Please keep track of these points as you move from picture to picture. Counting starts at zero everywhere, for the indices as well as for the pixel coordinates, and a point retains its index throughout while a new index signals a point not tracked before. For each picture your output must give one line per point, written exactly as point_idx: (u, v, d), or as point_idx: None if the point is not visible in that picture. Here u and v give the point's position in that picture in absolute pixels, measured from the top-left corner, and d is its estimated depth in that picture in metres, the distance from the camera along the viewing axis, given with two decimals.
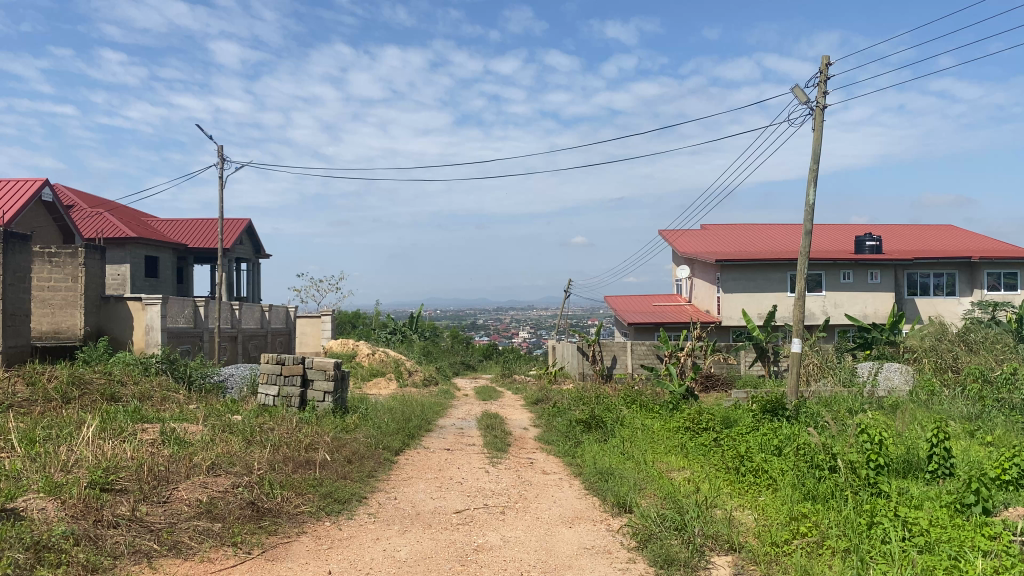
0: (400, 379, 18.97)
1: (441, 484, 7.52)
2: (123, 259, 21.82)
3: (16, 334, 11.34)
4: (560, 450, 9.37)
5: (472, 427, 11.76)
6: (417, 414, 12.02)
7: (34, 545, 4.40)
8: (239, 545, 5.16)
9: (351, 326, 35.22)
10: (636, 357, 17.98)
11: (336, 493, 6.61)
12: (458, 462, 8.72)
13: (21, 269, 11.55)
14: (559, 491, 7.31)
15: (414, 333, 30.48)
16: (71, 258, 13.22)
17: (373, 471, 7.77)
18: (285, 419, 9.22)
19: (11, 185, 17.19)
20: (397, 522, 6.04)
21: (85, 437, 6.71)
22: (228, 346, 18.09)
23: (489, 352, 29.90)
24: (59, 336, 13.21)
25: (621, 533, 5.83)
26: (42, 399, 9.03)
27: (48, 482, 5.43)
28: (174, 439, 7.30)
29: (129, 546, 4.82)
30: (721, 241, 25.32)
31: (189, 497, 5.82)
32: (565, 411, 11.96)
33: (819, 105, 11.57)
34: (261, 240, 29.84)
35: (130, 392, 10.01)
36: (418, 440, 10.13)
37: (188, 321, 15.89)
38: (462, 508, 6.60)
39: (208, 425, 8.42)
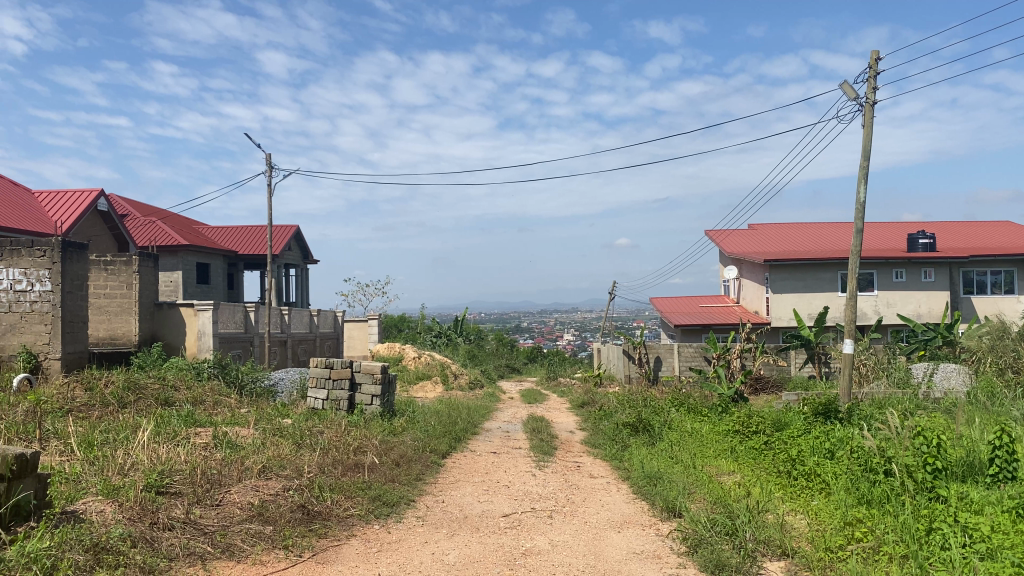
0: (445, 383, 19.06)
1: (487, 488, 7.52)
2: (175, 266, 22.31)
3: (74, 340, 11.65)
4: (607, 454, 9.30)
5: (517, 431, 11.74)
6: (464, 417, 12.04)
7: (93, 547, 4.49)
8: (290, 548, 5.22)
9: (397, 330, 35.51)
10: (684, 359, 17.75)
11: (385, 497, 6.65)
12: (505, 466, 8.72)
13: (78, 277, 11.86)
14: (608, 496, 7.26)
15: (458, 336, 30.59)
16: (126, 266, 13.64)
17: (421, 474, 7.81)
18: (334, 422, 9.32)
19: (68, 195, 17.72)
20: (445, 525, 6.05)
21: (141, 441, 6.85)
22: (277, 350, 18.37)
23: (534, 355, 29.87)
24: (116, 341, 13.61)
25: (671, 537, 5.78)
26: (99, 404, 9.26)
27: (106, 485, 5.57)
28: (226, 442, 7.43)
29: (183, 548, 4.91)
30: (769, 241, 24.96)
31: (241, 500, 5.92)
32: (612, 414, 11.88)
33: (869, 100, 11.32)
34: (309, 247, 30.35)
35: (183, 397, 10.22)
36: (465, 443, 10.14)
37: (239, 326, 16.17)
38: (510, 511, 6.60)
39: (259, 428, 8.56)
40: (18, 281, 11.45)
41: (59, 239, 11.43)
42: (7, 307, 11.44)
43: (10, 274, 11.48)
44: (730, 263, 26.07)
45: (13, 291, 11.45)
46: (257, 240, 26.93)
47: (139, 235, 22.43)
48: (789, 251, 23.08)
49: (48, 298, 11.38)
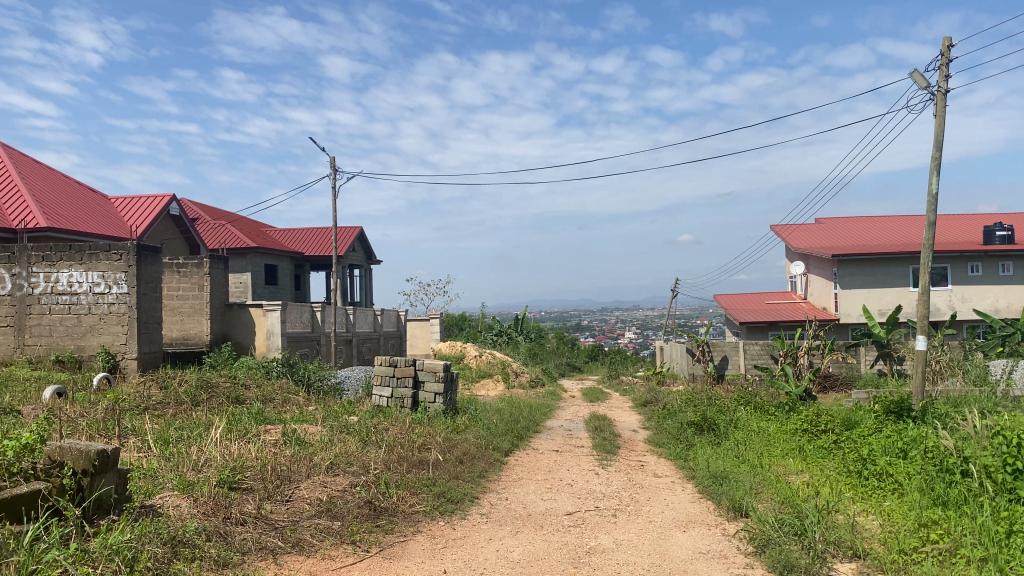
0: (507, 381, 19.13)
1: (551, 485, 7.53)
2: (245, 268, 22.90)
3: (149, 341, 12.06)
4: (672, 453, 9.21)
5: (580, 429, 11.73)
6: (526, 415, 12.05)
7: (170, 540, 4.65)
8: (358, 544, 5.31)
9: (458, 328, 35.78)
10: (749, 357, 17.48)
11: (449, 493, 6.71)
12: (568, 464, 8.72)
13: (153, 279, 12.27)
14: (672, 495, 7.19)
15: (519, 334, 30.64)
16: (197, 268, 14.08)
17: (485, 471, 7.86)
18: (398, 420, 9.45)
19: (142, 201, 18.34)
20: (509, 523, 6.08)
21: (214, 437, 7.07)
22: (343, 349, 18.70)
23: (595, 353, 29.74)
24: (188, 341, 14.06)
25: (738, 537, 5.69)
26: (173, 402, 9.55)
27: (181, 480, 5.74)
28: (295, 439, 7.61)
29: (256, 542, 5.04)
30: (837, 235, 24.36)
31: (310, 496, 6.05)
32: (676, 413, 11.74)
33: (941, 89, 10.95)
34: (372, 247, 30.81)
35: (253, 395, 10.49)
36: (527, 441, 10.18)
37: (306, 325, 16.52)
38: (574, 510, 6.59)
39: (326, 425, 8.74)
40: (97, 284, 11.89)
41: (134, 244, 11.82)
42: (86, 309, 11.90)
43: (89, 277, 11.92)
44: (796, 258, 25.54)
45: (93, 293, 11.89)
46: (323, 241, 27.44)
47: (210, 238, 23.08)
48: (858, 245, 22.49)
49: (125, 300, 11.81)
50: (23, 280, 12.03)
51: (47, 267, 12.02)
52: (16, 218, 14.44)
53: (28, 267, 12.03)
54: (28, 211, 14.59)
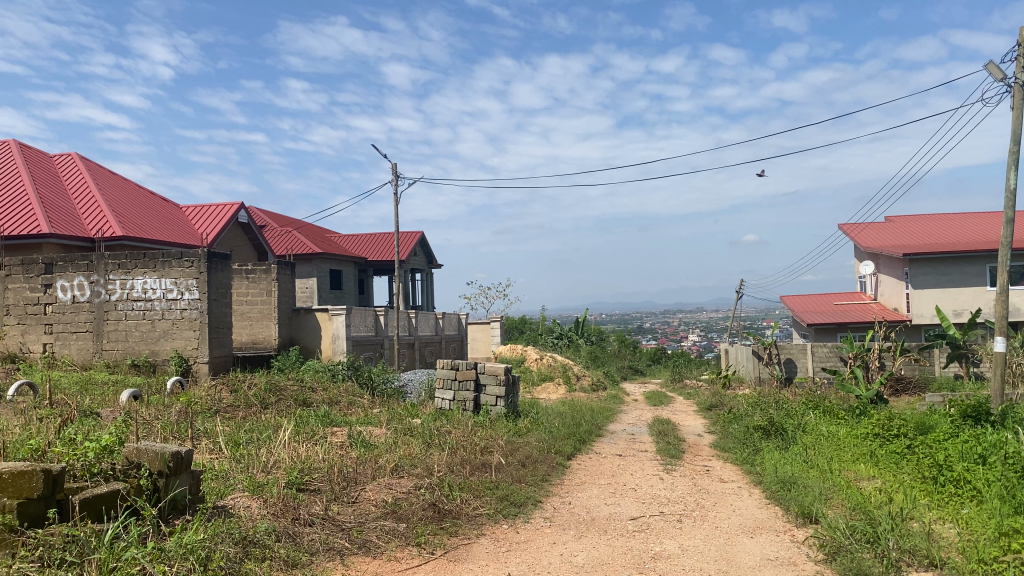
0: (568, 385, 19.08)
1: (615, 490, 7.48)
2: (310, 273, 23.37)
3: (219, 345, 12.40)
4: (738, 458, 9.07)
5: (643, 433, 11.62)
6: (588, 419, 12.00)
7: (242, 540, 4.77)
8: (423, 545, 5.36)
9: (518, 332, 35.84)
10: (817, 359, 17.14)
11: (512, 497, 6.72)
12: (631, 468, 8.64)
13: (223, 285, 12.62)
14: (739, 500, 7.07)
15: (580, 338, 30.53)
16: (265, 274, 14.42)
17: (547, 475, 7.84)
18: (461, 423, 9.50)
19: (212, 209, 18.88)
20: (573, 527, 6.06)
21: (283, 440, 7.23)
22: (406, 352, 18.93)
23: (658, 356, 29.44)
24: (257, 345, 14.41)
25: (807, 544, 5.57)
26: (243, 405, 9.79)
27: (252, 481, 5.88)
28: (361, 441, 7.71)
29: (323, 543, 5.13)
30: (909, 233, 23.64)
31: (375, 498, 6.14)
32: (741, 417, 11.54)
33: (1018, 80, 10.54)
34: (434, 252, 31.10)
35: (320, 397, 10.69)
36: (589, 445, 10.11)
37: (370, 329, 16.77)
38: (638, 515, 6.53)
39: (390, 428, 8.85)
40: (170, 290, 12.27)
41: (206, 251, 12.17)
42: (160, 314, 12.30)
43: (163, 284, 12.31)
44: (865, 258, 24.88)
45: (166, 299, 12.28)
46: (385, 246, 27.79)
47: (277, 244, 23.61)
48: (931, 243, 21.78)
49: (196, 305, 12.17)
50: (101, 287, 12.47)
51: (123, 274, 12.44)
52: (94, 228, 15.00)
53: (105, 274, 12.46)
54: (105, 221, 15.14)
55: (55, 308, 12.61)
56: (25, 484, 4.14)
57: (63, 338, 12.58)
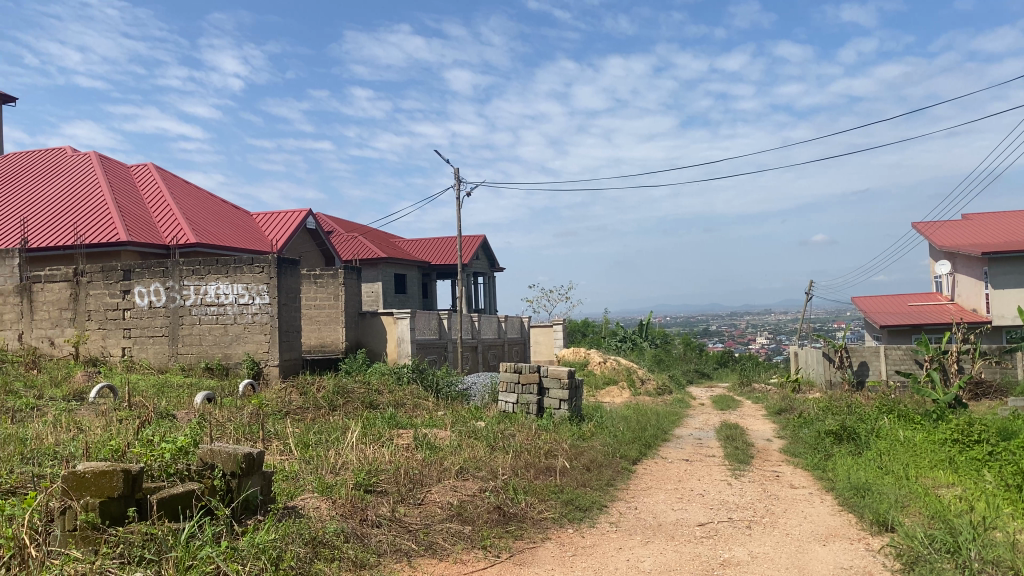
0: (633, 388, 18.91)
1: (681, 495, 7.37)
2: (376, 277, 23.71)
3: (289, 348, 12.68)
4: (809, 463, 8.85)
5: (710, 438, 11.44)
6: (654, 423, 11.87)
7: (311, 540, 4.86)
8: (489, 548, 5.37)
9: (581, 334, 35.75)
10: (891, 362, 16.69)
11: (578, 501, 6.69)
12: (699, 474, 8.51)
13: (292, 290, 12.89)
14: (811, 507, 6.90)
15: (644, 341, 30.27)
16: (332, 278, 14.68)
17: (613, 480, 7.78)
18: (525, 426, 9.51)
19: (281, 216, 19.32)
20: (640, 532, 6.00)
21: (350, 442, 7.34)
22: (470, 355, 19.05)
23: (725, 359, 28.95)
24: (325, 348, 14.69)
25: (883, 553, 5.39)
26: (312, 407, 9.96)
27: (321, 482, 5.99)
28: (426, 443, 7.78)
29: (391, 544, 5.19)
30: (988, 232, 22.75)
31: (441, 500, 6.19)
32: (813, 421, 11.25)
33: None
34: (496, 255, 31.23)
35: (386, 400, 10.83)
36: (655, 449, 10.00)
37: (434, 332, 16.92)
38: (705, 521, 6.43)
39: (455, 431, 8.90)
40: (242, 295, 12.60)
41: (275, 257, 12.46)
42: (232, 319, 12.63)
43: (234, 289, 12.65)
44: (942, 257, 24.04)
45: (238, 304, 12.61)
46: (448, 249, 28.02)
47: (343, 249, 24.03)
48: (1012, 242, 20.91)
49: (267, 310, 12.47)
50: (176, 293, 12.88)
51: (197, 280, 12.82)
52: (169, 236, 15.50)
53: (180, 280, 12.87)
54: (180, 229, 15.64)
55: (133, 313, 13.06)
56: (106, 483, 4.29)
57: (141, 342, 13.02)
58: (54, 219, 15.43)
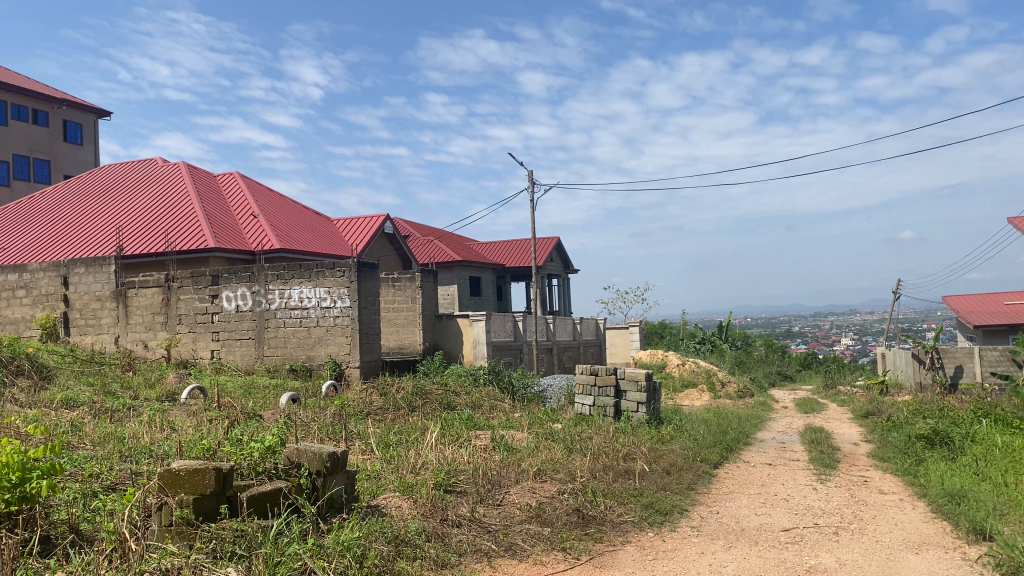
0: (713, 391, 18.60)
1: (765, 500, 7.21)
2: (451, 280, 23.97)
3: (369, 350, 12.93)
4: (899, 468, 8.54)
5: (794, 442, 11.17)
6: (735, 427, 11.65)
7: (394, 539, 4.94)
8: (568, 550, 5.37)
9: (659, 336, 35.39)
10: (986, 364, 15.95)
11: (658, 504, 6.62)
12: (783, 478, 8.32)
13: (371, 293, 13.13)
14: (901, 514, 6.66)
15: (724, 342, 29.75)
16: (410, 281, 14.90)
17: (693, 483, 7.67)
18: (603, 428, 9.46)
19: (360, 221, 19.73)
20: (722, 537, 5.90)
21: (430, 442, 7.43)
22: (545, 357, 19.08)
23: (808, 361, 28.20)
24: (404, 349, 14.92)
25: (980, 563, 5.16)
26: (392, 408, 10.14)
27: (402, 482, 6.09)
28: (504, 445, 7.83)
29: (471, 544, 5.24)
30: None
31: (520, 501, 6.21)
32: (902, 425, 10.85)
33: None
34: (571, 257, 31.19)
35: (463, 401, 10.94)
36: (737, 453, 9.82)
37: (509, 334, 16.99)
38: (790, 526, 6.28)
39: (532, 432, 8.92)
40: (324, 299, 12.92)
41: (355, 261, 12.72)
42: (315, 321, 12.95)
43: (317, 292, 12.97)
44: None
45: (320, 307, 12.93)
46: (523, 252, 28.10)
47: (420, 253, 24.37)
48: None
49: (348, 313, 12.75)
50: (262, 297, 13.29)
51: (281, 284, 13.19)
52: (254, 242, 16.01)
53: (266, 284, 13.26)
54: (265, 235, 16.14)
55: (222, 317, 13.53)
56: (199, 481, 4.46)
57: (229, 345, 13.48)
58: (148, 227, 16.12)
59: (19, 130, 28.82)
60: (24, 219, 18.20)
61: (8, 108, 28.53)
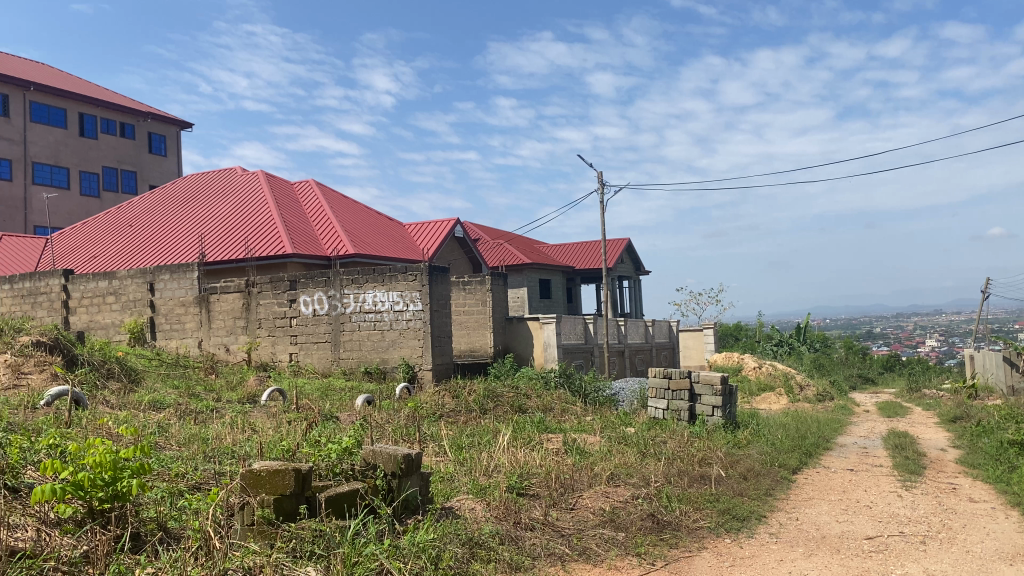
0: (791, 395, 18.17)
1: (847, 507, 6.99)
2: (522, 283, 24.04)
3: (441, 353, 13.06)
4: (990, 476, 8.18)
5: (877, 447, 10.81)
6: (814, 431, 11.35)
7: (468, 541, 4.97)
8: (643, 556, 5.31)
9: (734, 339, 34.75)
10: None
11: (734, 510, 6.49)
12: (865, 484, 8.06)
13: (442, 297, 13.26)
14: (993, 523, 6.38)
15: (802, 344, 29.01)
16: (480, 284, 14.98)
17: (771, 489, 7.49)
18: (677, 432, 9.35)
19: (432, 226, 19.96)
20: (801, 544, 5.75)
21: (502, 445, 7.46)
22: (617, 360, 18.96)
23: (891, 363, 27.27)
24: (475, 352, 15.00)
25: None
26: (464, 410, 10.21)
27: (475, 485, 6.12)
28: (576, 449, 7.80)
29: (545, 548, 5.23)
30: None
31: (594, 505, 6.17)
32: (994, 431, 10.38)
33: None
34: (642, 258, 30.92)
35: (535, 404, 10.95)
36: (817, 458, 9.57)
37: (580, 337, 16.93)
38: (874, 534, 6.08)
39: (605, 436, 8.87)
40: (397, 302, 13.11)
41: (426, 265, 12.87)
42: (388, 325, 13.15)
43: (390, 296, 13.17)
44: None
45: (393, 310, 13.12)
46: (593, 254, 27.97)
47: (490, 257, 24.51)
48: None
49: (420, 316, 12.91)
50: (337, 301, 13.57)
51: (356, 289, 13.44)
52: (330, 248, 16.37)
53: (341, 288, 13.53)
54: (339, 241, 16.47)
55: (299, 321, 13.86)
56: (279, 481, 4.58)
57: (306, 348, 13.79)
58: (228, 234, 16.65)
59: (107, 144, 30.20)
60: (113, 228, 19.01)
61: (98, 122, 29.93)
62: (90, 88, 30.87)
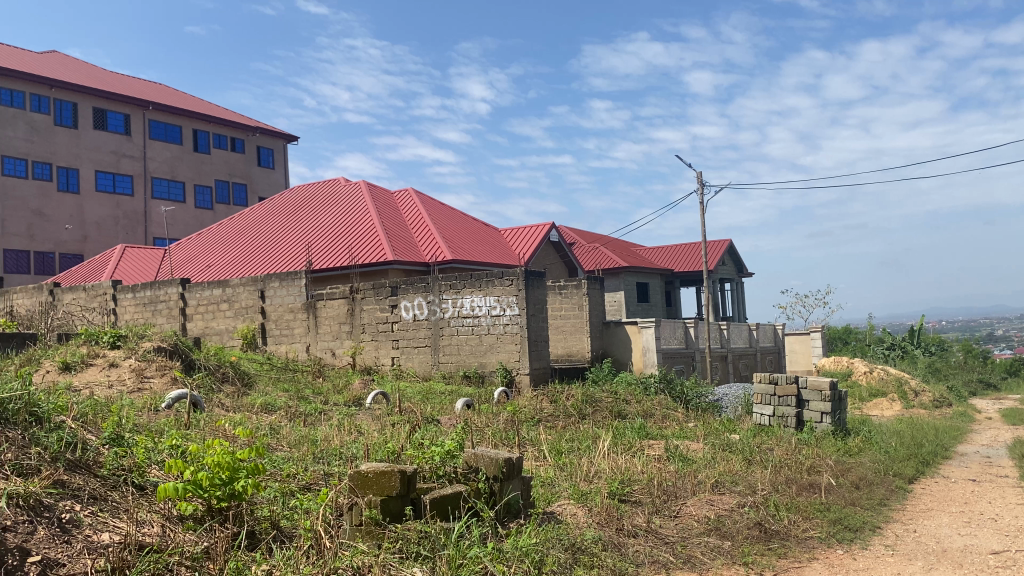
0: (905, 400, 17.38)
1: (969, 519, 6.62)
2: (619, 286, 23.86)
3: (539, 357, 13.10)
4: None
5: (1002, 456, 10.21)
6: (932, 439, 10.81)
7: (571, 547, 4.96)
8: (750, 565, 5.18)
9: (843, 342, 33.46)
10: None
11: (847, 520, 6.25)
12: (989, 496, 7.61)
13: (539, 302, 13.29)
14: None
15: (916, 348, 27.71)
16: (577, 289, 14.93)
17: (886, 499, 7.18)
18: (783, 439, 9.08)
19: (528, 231, 20.05)
20: (921, 558, 5.48)
21: (602, 450, 7.42)
22: (719, 365, 18.55)
23: (1016, 367, 25.70)
24: (572, 357, 14.96)
25: None
26: (563, 415, 10.20)
27: (576, 490, 6.11)
28: (678, 455, 7.67)
29: (648, 555, 5.17)
30: None
31: (698, 513, 6.06)
32: None
33: None
34: (743, 259, 30.16)
35: (634, 409, 10.84)
36: (935, 467, 9.12)
37: (680, 342, 16.66)
38: (1001, 549, 5.73)
39: (708, 442, 8.70)
40: (494, 307, 13.22)
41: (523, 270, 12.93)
42: (486, 329, 13.29)
43: (487, 301, 13.30)
44: None
45: (491, 315, 13.25)
46: (692, 256, 27.49)
47: (587, 260, 24.43)
48: None
49: (517, 320, 12.98)
50: (436, 306, 13.79)
51: (454, 294, 13.63)
52: (429, 254, 16.66)
53: (440, 294, 13.76)
54: (438, 247, 16.75)
55: (401, 326, 14.16)
56: (386, 482, 4.68)
57: (408, 352, 14.08)
58: (333, 243, 17.17)
59: (218, 158, 31.64)
60: (226, 239, 19.89)
61: (210, 137, 31.37)
62: (203, 106, 32.39)
